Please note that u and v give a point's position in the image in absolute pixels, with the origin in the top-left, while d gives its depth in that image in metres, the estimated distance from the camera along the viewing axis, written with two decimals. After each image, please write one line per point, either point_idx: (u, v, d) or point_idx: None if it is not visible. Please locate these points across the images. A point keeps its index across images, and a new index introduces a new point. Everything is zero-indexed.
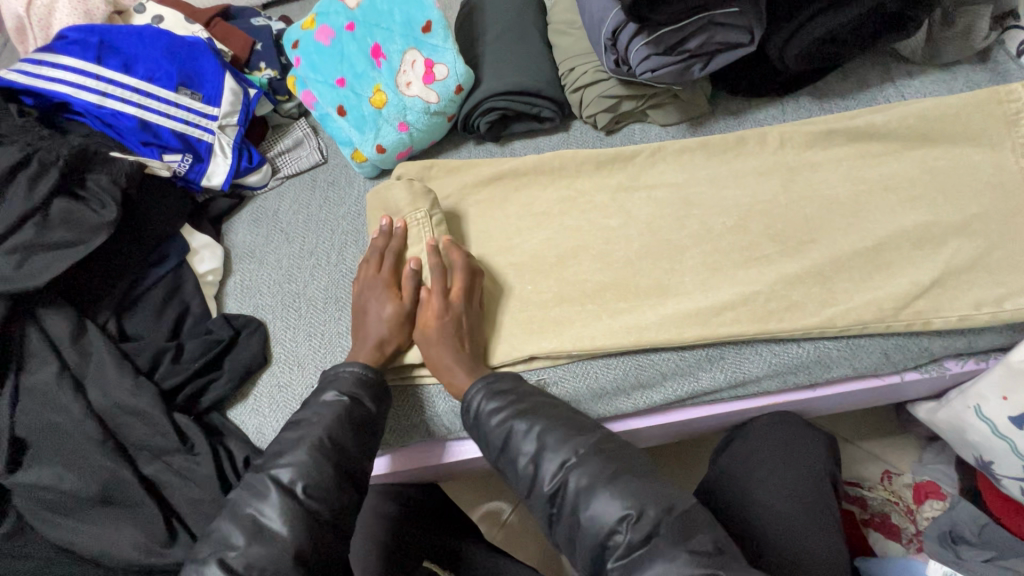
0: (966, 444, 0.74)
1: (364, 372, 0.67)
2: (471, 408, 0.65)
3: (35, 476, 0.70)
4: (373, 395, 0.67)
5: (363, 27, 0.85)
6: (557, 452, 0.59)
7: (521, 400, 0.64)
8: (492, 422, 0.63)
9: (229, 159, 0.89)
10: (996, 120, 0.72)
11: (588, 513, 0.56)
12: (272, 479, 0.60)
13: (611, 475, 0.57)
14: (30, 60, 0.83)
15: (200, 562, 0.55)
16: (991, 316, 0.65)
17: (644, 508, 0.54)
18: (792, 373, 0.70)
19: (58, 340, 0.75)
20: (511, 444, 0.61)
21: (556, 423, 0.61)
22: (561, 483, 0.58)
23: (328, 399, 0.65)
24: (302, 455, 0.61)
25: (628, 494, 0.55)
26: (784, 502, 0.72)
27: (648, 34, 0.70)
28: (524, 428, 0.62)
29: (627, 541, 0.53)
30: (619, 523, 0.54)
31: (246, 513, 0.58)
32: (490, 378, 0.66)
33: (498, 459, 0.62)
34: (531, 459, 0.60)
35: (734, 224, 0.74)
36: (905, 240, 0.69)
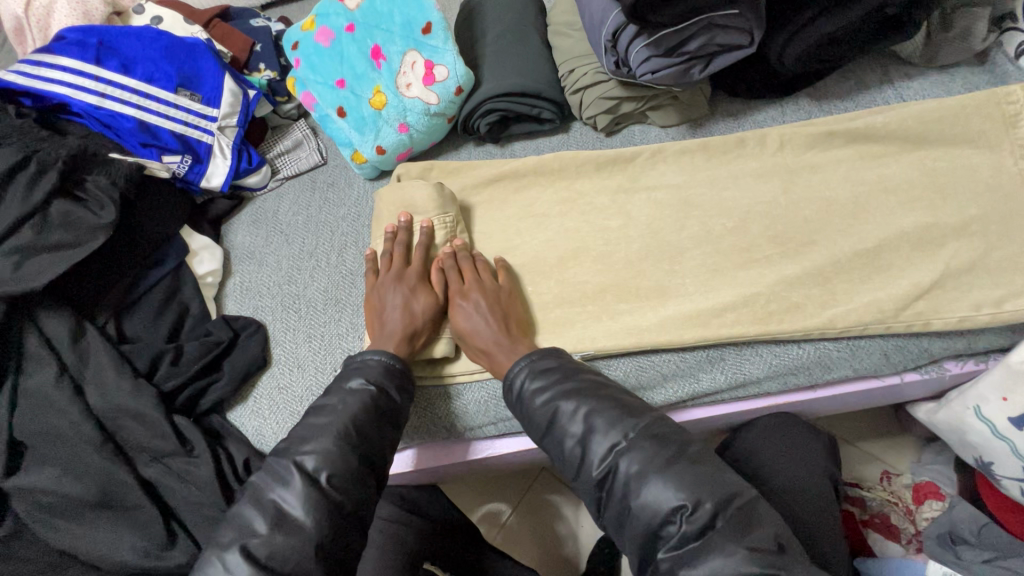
0: (966, 446, 0.74)
1: (392, 361, 0.65)
2: (514, 389, 0.64)
3: (34, 478, 0.70)
4: (399, 385, 0.65)
5: (363, 28, 0.85)
6: (606, 435, 0.57)
7: (568, 380, 0.62)
8: (538, 403, 0.61)
9: (228, 160, 0.89)
10: (995, 122, 0.72)
11: (638, 502, 0.53)
12: (296, 466, 0.57)
13: (665, 463, 0.54)
14: (28, 61, 0.82)
15: (223, 547, 0.53)
16: (990, 317, 0.65)
17: (700, 500, 0.51)
18: (793, 374, 0.70)
19: (57, 342, 0.74)
20: (557, 424, 0.59)
21: (606, 405, 0.59)
22: (611, 469, 0.56)
23: (354, 386, 0.63)
24: (327, 442, 0.58)
25: (683, 484, 0.52)
26: (797, 490, 0.73)
27: (649, 36, 0.70)
28: (570, 408, 0.59)
29: (681, 532, 0.51)
30: (673, 513, 0.52)
31: (269, 500, 0.56)
32: (534, 358, 0.64)
33: (543, 438, 0.61)
34: (578, 441, 0.58)
35: (735, 225, 0.74)
36: (905, 242, 0.69)
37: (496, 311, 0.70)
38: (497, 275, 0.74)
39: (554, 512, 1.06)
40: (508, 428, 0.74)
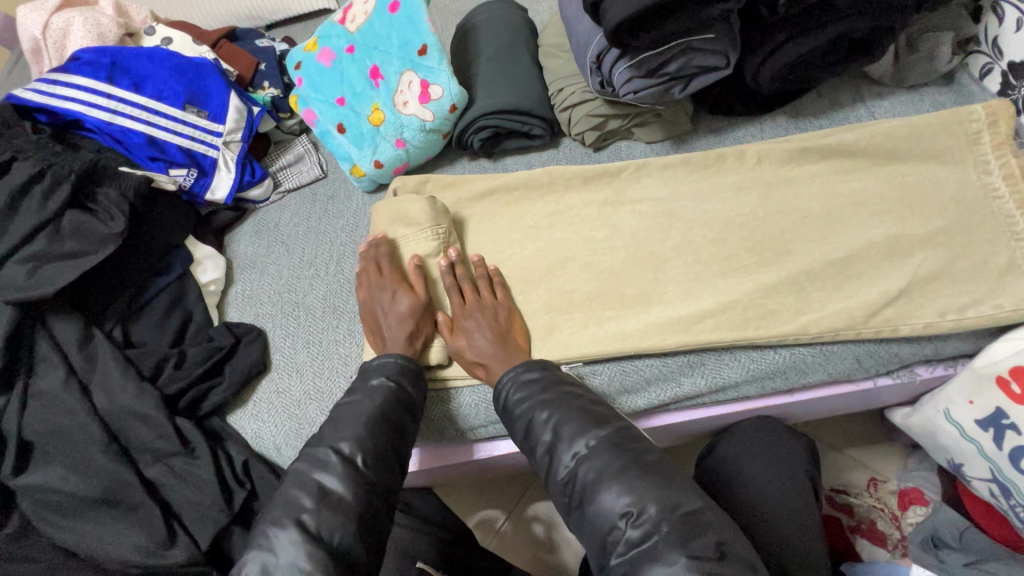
0: (940, 448, 0.77)
1: (407, 362, 0.69)
2: (501, 397, 0.67)
3: (41, 478, 0.73)
4: (413, 380, 0.69)
5: (362, 49, 0.90)
6: (571, 443, 0.60)
7: (546, 391, 0.65)
8: (517, 410, 0.65)
9: (233, 174, 0.94)
10: (959, 138, 0.76)
11: (593, 507, 0.56)
12: (333, 450, 0.60)
13: (618, 471, 0.56)
14: (44, 79, 0.87)
15: (269, 522, 0.55)
16: (955, 324, 0.68)
17: (645, 506, 0.53)
18: (769, 378, 0.73)
19: (67, 346, 0.77)
20: (532, 432, 0.63)
21: (575, 414, 0.62)
22: (571, 475, 0.59)
23: (374, 385, 0.67)
24: (359, 430, 0.62)
25: (633, 490, 0.55)
26: (771, 494, 0.75)
27: (631, 58, 0.74)
28: (544, 418, 0.63)
29: (627, 537, 0.53)
30: (621, 518, 0.54)
31: (312, 481, 0.58)
32: (520, 370, 0.67)
33: (521, 447, 0.64)
34: (548, 448, 0.62)
35: (714, 235, 0.78)
36: (874, 252, 0.73)
37: (495, 327, 0.73)
38: (494, 291, 0.78)
39: (547, 517, 1.08)
40: (499, 431, 0.77)
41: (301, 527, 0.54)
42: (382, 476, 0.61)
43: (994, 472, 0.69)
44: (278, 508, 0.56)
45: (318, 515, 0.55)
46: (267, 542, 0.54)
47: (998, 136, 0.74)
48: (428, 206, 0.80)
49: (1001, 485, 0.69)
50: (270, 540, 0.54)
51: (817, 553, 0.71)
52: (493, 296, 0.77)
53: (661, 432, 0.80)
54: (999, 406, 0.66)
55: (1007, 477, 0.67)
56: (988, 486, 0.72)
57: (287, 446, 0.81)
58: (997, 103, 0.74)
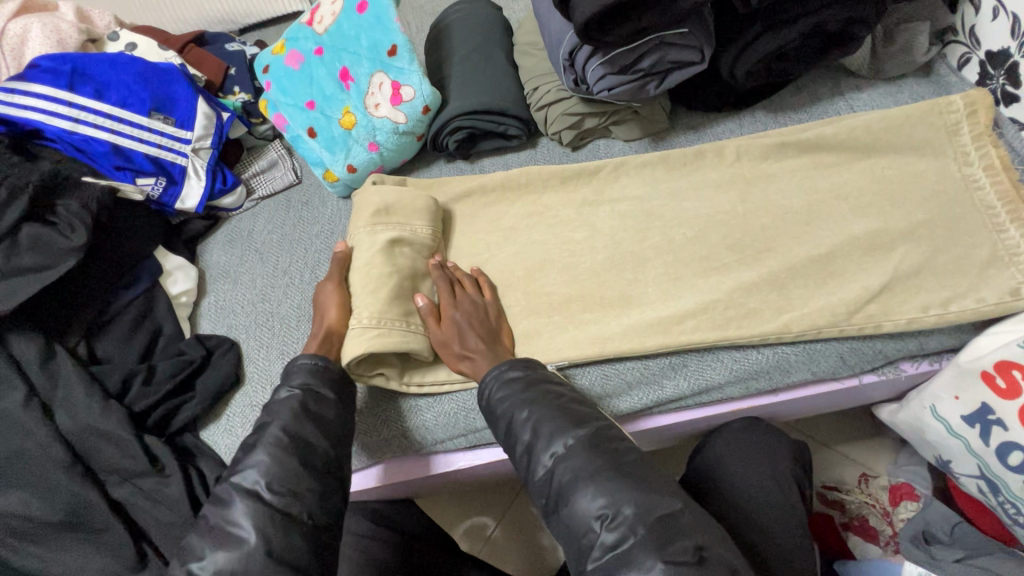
0: (927, 445, 0.75)
1: (316, 361, 0.67)
2: (484, 396, 0.65)
3: (2, 502, 0.70)
4: (330, 381, 0.66)
5: (331, 52, 0.88)
6: (550, 442, 0.58)
7: (530, 388, 0.63)
8: (498, 408, 0.63)
9: (202, 182, 0.91)
10: (938, 130, 0.75)
11: (568, 510, 0.55)
12: (235, 486, 0.57)
13: (596, 472, 0.55)
14: (2, 88, 0.83)
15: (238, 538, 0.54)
16: (937, 319, 0.67)
17: (620, 508, 0.52)
18: (753, 379, 0.71)
19: (27, 365, 0.74)
20: (512, 431, 0.61)
21: (554, 414, 0.60)
22: (548, 475, 0.57)
23: (282, 396, 0.64)
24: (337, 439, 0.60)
25: (608, 492, 0.53)
26: (757, 498, 0.73)
27: (603, 54, 0.72)
28: (524, 417, 0.61)
29: (602, 541, 0.52)
30: (596, 520, 0.53)
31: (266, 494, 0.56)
32: (504, 368, 0.65)
33: (503, 445, 0.63)
34: (527, 447, 0.60)
35: (695, 233, 0.76)
36: (855, 247, 0.72)
37: (482, 321, 0.71)
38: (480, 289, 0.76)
39: (536, 524, 1.06)
40: (480, 440, 0.74)
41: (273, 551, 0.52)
42: (317, 502, 0.58)
43: (982, 467, 0.67)
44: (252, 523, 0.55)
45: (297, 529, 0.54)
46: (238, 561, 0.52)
47: (977, 126, 0.73)
48: (424, 201, 0.80)
49: (989, 481, 0.67)
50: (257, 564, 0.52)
51: (806, 554, 0.70)
52: (478, 292, 0.75)
53: (646, 436, 0.78)
54: (985, 401, 0.64)
55: (996, 474, 0.66)
56: (977, 483, 0.70)
57: None
58: (975, 94, 0.73)
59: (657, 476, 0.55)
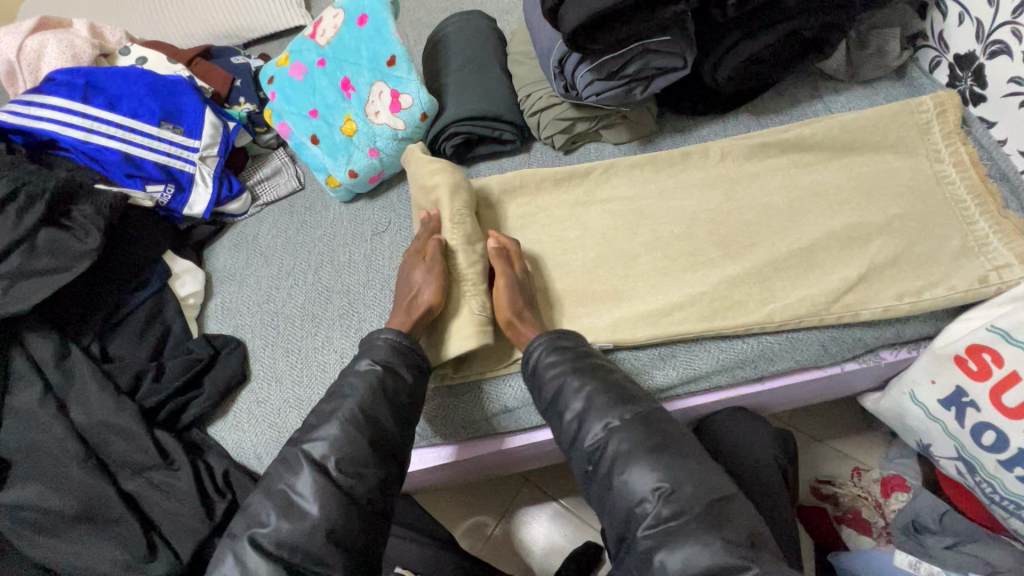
0: (908, 430, 0.78)
1: (400, 341, 0.69)
2: (531, 360, 0.69)
3: (18, 495, 0.72)
4: (409, 364, 0.69)
5: (333, 63, 0.92)
6: (602, 414, 0.62)
7: (578, 359, 0.67)
8: (548, 376, 0.67)
9: (210, 188, 0.95)
10: (910, 129, 0.79)
11: (623, 481, 0.58)
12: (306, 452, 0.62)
13: (653, 447, 0.58)
14: (20, 101, 0.88)
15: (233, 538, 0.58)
16: (912, 306, 0.70)
17: (679, 484, 0.55)
18: (739, 367, 0.74)
19: (43, 363, 0.77)
20: (562, 398, 0.65)
21: (607, 388, 0.64)
22: (599, 445, 0.61)
23: (363, 368, 0.68)
24: (339, 428, 0.63)
25: (665, 468, 0.57)
26: (764, 457, 0.79)
27: (591, 61, 0.76)
28: (575, 386, 0.64)
29: (656, 512, 0.55)
30: (652, 494, 0.56)
31: (282, 487, 0.60)
32: (552, 336, 0.69)
33: (548, 409, 0.66)
34: (577, 415, 0.63)
35: (681, 230, 0.80)
36: (834, 241, 0.75)
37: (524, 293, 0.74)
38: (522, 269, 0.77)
39: (535, 523, 1.08)
40: (477, 432, 0.77)
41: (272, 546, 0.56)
42: (365, 484, 0.62)
43: (959, 450, 0.70)
44: (277, 505, 0.59)
45: (295, 524, 0.58)
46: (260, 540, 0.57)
47: (946, 125, 0.77)
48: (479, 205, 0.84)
49: (966, 462, 0.70)
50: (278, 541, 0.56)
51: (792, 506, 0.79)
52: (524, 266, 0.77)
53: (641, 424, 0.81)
54: (958, 385, 0.67)
55: (972, 455, 0.69)
56: (955, 465, 0.73)
57: (268, 456, 0.81)
58: (944, 95, 0.78)
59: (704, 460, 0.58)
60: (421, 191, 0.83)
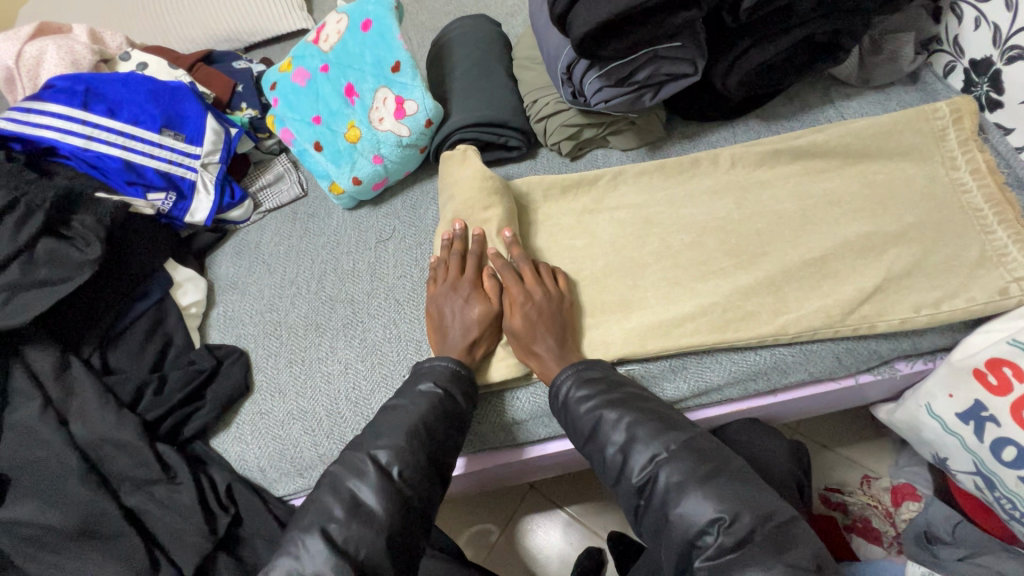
0: (924, 442, 0.77)
1: (459, 367, 0.71)
2: (560, 396, 0.68)
3: (17, 511, 0.71)
4: (464, 391, 0.70)
5: (337, 68, 0.91)
6: (647, 445, 0.60)
7: (612, 390, 0.66)
8: (582, 409, 0.65)
9: (211, 196, 0.94)
10: (925, 136, 0.77)
11: (678, 512, 0.56)
12: (371, 459, 0.63)
13: (705, 476, 0.57)
14: (19, 108, 0.87)
15: (304, 529, 0.59)
16: (929, 318, 0.69)
17: (738, 513, 0.54)
18: (751, 380, 0.73)
19: (43, 376, 0.76)
20: (601, 431, 0.63)
21: (647, 417, 0.62)
22: (649, 478, 0.59)
23: (425, 390, 0.68)
24: (400, 438, 0.64)
25: (722, 498, 0.55)
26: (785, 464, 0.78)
27: (601, 67, 0.75)
28: (614, 418, 0.63)
29: (718, 544, 0.53)
30: (711, 524, 0.54)
31: (347, 489, 0.62)
32: (580, 367, 0.68)
33: (587, 444, 0.65)
34: (620, 449, 0.62)
35: (692, 239, 0.78)
36: (848, 250, 0.74)
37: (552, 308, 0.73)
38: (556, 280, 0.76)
39: (539, 531, 1.07)
40: (488, 445, 0.77)
41: (341, 548, 0.57)
42: (370, 500, 0.61)
43: (978, 464, 0.69)
44: (309, 515, 0.60)
45: (347, 527, 0.59)
46: (295, 552, 0.58)
47: (963, 132, 0.75)
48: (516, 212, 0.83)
49: (985, 477, 0.69)
50: (307, 555, 0.57)
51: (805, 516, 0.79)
52: (551, 273, 0.77)
53: None
54: (978, 399, 0.66)
55: (991, 470, 0.67)
56: (973, 479, 0.71)
57: (272, 468, 0.81)
58: (960, 100, 0.76)
59: (758, 484, 0.57)
60: (453, 208, 0.82)
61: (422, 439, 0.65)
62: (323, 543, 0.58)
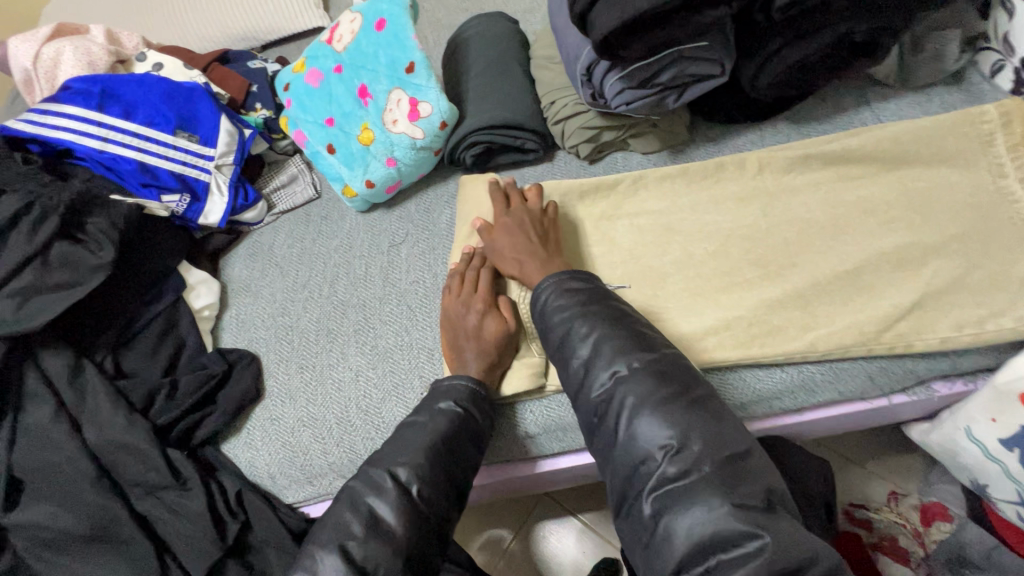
0: (961, 467, 0.73)
1: (477, 387, 0.68)
2: (538, 302, 0.66)
3: (30, 515, 0.71)
4: (481, 408, 0.68)
5: (351, 69, 0.89)
6: (610, 361, 0.59)
7: (588, 302, 0.64)
8: (556, 317, 0.64)
9: (225, 198, 0.93)
10: (969, 141, 0.72)
11: (632, 434, 0.55)
12: (390, 474, 0.61)
13: (663, 400, 0.55)
14: (37, 110, 0.87)
15: (320, 545, 0.58)
16: (973, 338, 0.65)
17: (688, 443, 0.53)
18: (777, 398, 0.69)
19: (56, 380, 0.76)
20: (568, 343, 0.62)
21: (617, 333, 0.61)
22: (607, 394, 0.58)
23: (443, 408, 0.66)
24: (419, 455, 0.63)
25: (675, 423, 0.54)
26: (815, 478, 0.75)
27: (622, 69, 0.72)
28: (583, 332, 0.62)
29: (663, 471, 0.53)
30: (660, 451, 0.53)
31: (363, 504, 0.60)
32: (565, 278, 0.66)
33: (554, 354, 0.63)
34: (584, 362, 0.61)
35: (715, 249, 0.75)
36: (884, 263, 0.69)
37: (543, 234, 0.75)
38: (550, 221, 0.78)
39: (552, 539, 1.05)
40: (502, 458, 0.75)
41: (358, 566, 0.56)
42: (381, 517, 0.59)
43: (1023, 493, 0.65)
44: (327, 531, 0.59)
45: (365, 545, 0.57)
46: (311, 568, 0.57)
47: (1011, 137, 0.70)
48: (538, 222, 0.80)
49: None
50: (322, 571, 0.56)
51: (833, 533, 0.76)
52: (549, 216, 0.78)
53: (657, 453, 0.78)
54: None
55: None
56: (1016, 509, 0.67)
57: (282, 476, 0.80)
58: (1010, 103, 0.71)
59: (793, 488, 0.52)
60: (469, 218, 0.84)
61: (441, 456, 0.63)
62: (338, 556, 0.57)
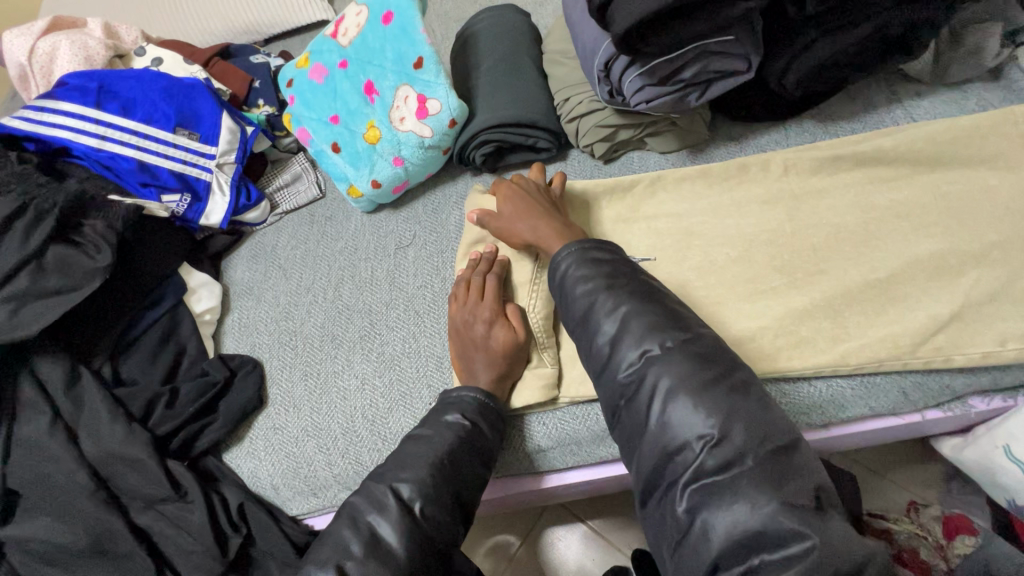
0: (997, 486, 0.69)
1: (487, 400, 0.66)
2: (558, 273, 0.63)
3: (26, 527, 0.69)
4: (491, 423, 0.66)
5: (356, 64, 0.85)
6: (640, 341, 0.56)
7: (614, 274, 0.61)
8: (578, 291, 0.61)
9: (227, 197, 0.90)
10: (1011, 143, 0.68)
11: (665, 420, 0.52)
12: (393, 491, 0.59)
13: (701, 384, 0.52)
14: (33, 106, 0.84)
15: (321, 565, 0.55)
16: (1017, 353, 0.61)
17: (729, 433, 0.49)
18: (805, 414, 0.65)
19: (52, 388, 0.73)
20: (593, 317, 0.59)
21: (647, 310, 0.57)
22: (636, 375, 0.55)
23: (451, 421, 0.63)
24: (423, 471, 0.60)
25: (714, 411, 0.50)
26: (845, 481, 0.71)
27: (642, 64, 0.68)
28: (609, 306, 0.58)
29: (702, 463, 0.49)
30: (697, 440, 0.50)
31: (365, 522, 0.57)
32: (586, 247, 0.63)
33: (577, 330, 0.60)
34: (610, 340, 0.58)
35: (739, 254, 0.71)
36: (919, 271, 0.66)
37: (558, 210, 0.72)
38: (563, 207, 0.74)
39: (561, 544, 1.02)
40: (511, 471, 0.72)
41: None
42: (385, 537, 0.56)
43: None
44: (327, 550, 0.56)
45: (364, 567, 0.54)
46: None
47: None
48: None
49: None
50: None
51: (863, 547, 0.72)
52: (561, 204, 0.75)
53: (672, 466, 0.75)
54: None
55: None
56: None
57: (285, 487, 0.77)
58: None
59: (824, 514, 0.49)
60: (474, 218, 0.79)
61: (449, 472, 0.60)
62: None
